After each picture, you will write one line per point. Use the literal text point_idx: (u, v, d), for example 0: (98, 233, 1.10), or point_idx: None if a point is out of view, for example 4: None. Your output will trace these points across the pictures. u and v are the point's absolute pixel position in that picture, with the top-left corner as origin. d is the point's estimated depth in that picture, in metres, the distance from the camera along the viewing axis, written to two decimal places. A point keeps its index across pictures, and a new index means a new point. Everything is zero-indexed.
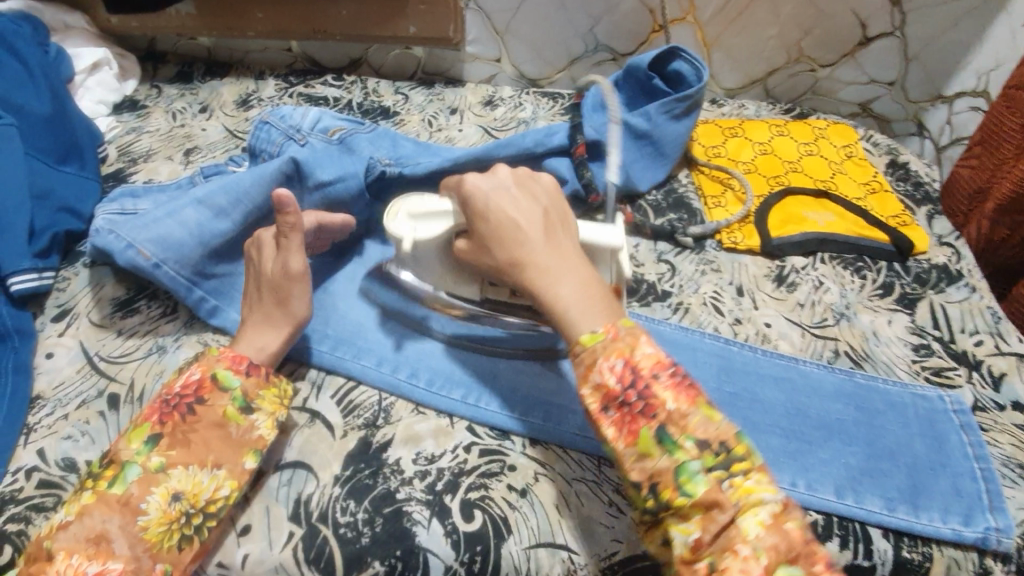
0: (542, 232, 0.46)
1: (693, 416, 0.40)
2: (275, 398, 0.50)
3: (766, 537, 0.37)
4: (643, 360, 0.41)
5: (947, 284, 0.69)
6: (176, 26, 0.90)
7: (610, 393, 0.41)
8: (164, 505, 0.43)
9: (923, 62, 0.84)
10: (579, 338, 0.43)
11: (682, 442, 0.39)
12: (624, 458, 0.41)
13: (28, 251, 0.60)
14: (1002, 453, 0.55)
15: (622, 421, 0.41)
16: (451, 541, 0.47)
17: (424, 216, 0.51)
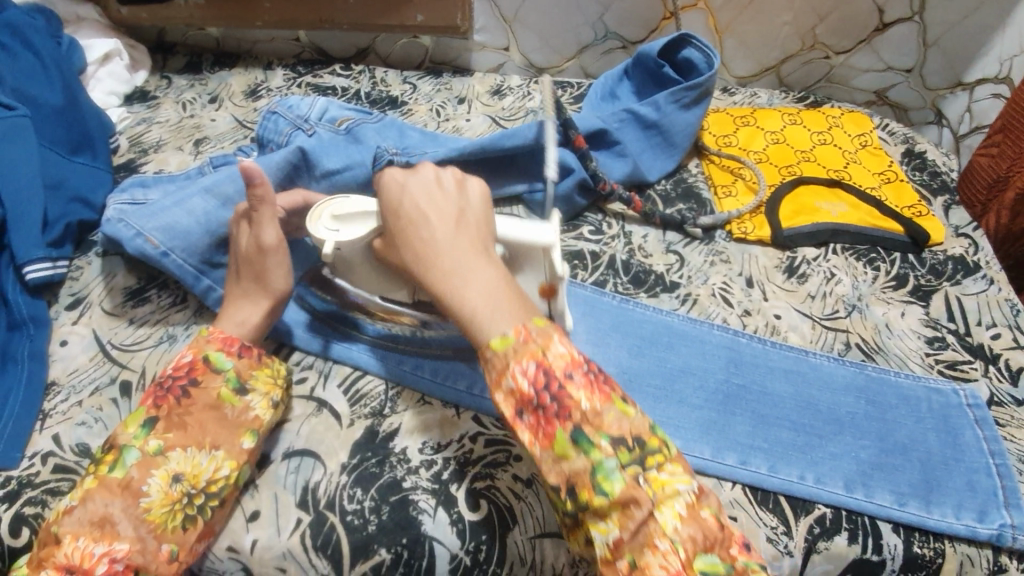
0: (456, 232, 0.44)
1: (607, 413, 0.40)
2: (269, 377, 0.50)
3: (683, 529, 0.38)
4: (554, 361, 0.40)
5: (964, 275, 0.68)
6: (185, 16, 0.90)
7: (523, 397, 0.40)
8: (166, 486, 0.44)
9: (943, 48, 0.82)
10: (490, 342, 0.41)
11: (599, 443, 0.39)
12: (542, 462, 0.40)
13: (42, 240, 0.61)
14: (1018, 449, 0.55)
15: (537, 424, 0.40)
16: (457, 530, 0.47)
17: (348, 220, 0.48)
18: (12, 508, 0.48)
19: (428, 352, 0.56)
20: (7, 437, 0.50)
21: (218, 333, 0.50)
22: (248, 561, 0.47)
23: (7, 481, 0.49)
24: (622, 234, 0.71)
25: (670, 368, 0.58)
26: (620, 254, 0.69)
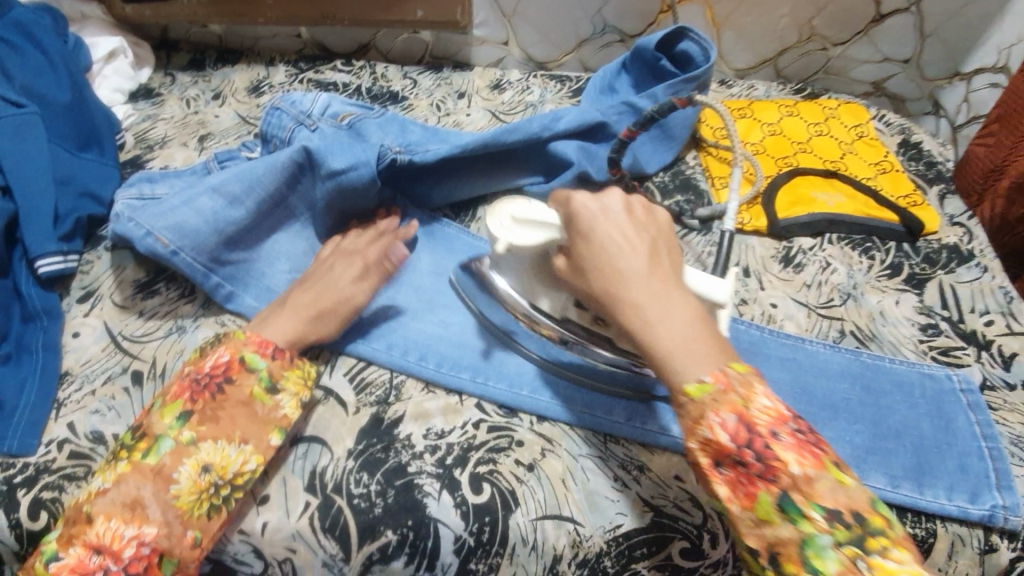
0: (647, 266, 0.43)
1: (819, 481, 0.37)
2: (299, 378, 0.52)
3: None
4: (758, 416, 0.38)
5: (958, 263, 0.69)
6: (188, 13, 0.91)
7: (723, 451, 0.38)
8: (195, 475, 0.46)
9: (941, 38, 0.83)
10: (683, 387, 0.40)
11: (809, 513, 0.36)
12: (739, 521, 0.39)
13: (53, 234, 0.62)
14: (1011, 433, 0.56)
15: (736, 480, 0.38)
16: (461, 512, 0.48)
17: (524, 223, 0.50)
18: (31, 493, 0.49)
19: (581, 381, 0.56)
20: (23, 425, 0.52)
21: (253, 335, 0.52)
22: (259, 542, 0.49)
23: (25, 468, 0.50)
24: None
25: None
26: None
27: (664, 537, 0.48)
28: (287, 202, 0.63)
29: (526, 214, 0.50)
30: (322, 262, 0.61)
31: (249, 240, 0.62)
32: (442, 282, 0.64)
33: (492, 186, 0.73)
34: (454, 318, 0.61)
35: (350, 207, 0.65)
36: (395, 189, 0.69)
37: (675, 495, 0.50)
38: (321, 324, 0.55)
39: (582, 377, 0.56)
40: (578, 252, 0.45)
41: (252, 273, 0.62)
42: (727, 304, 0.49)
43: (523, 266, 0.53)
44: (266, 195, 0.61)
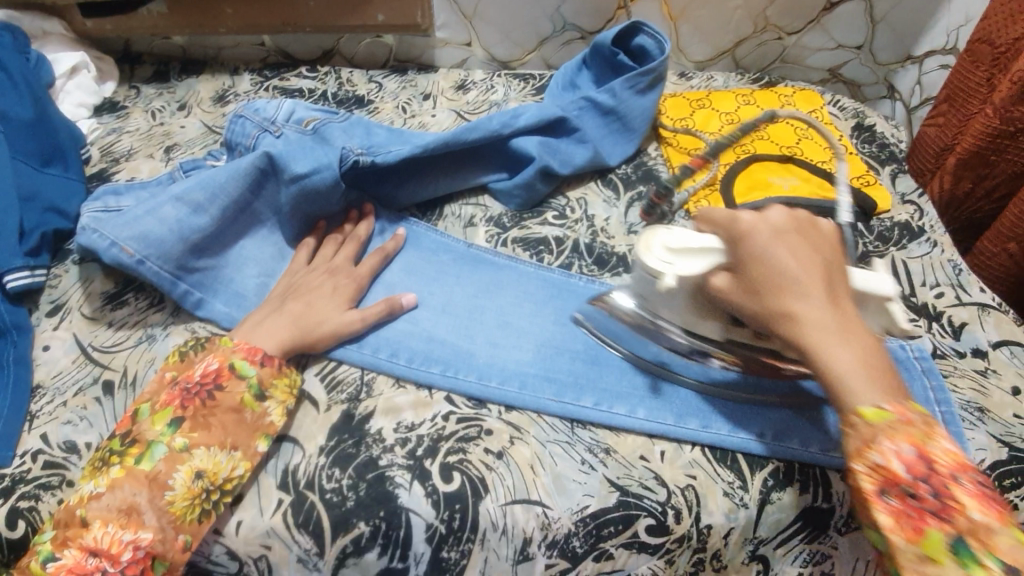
0: (826, 292, 0.45)
1: (1001, 535, 0.38)
2: (286, 386, 0.53)
3: None
4: (939, 456, 0.40)
5: (909, 240, 0.71)
6: (150, 26, 0.91)
7: (893, 478, 0.40)
8: (189, 481, 0.47)
9: (890, 24, 0.86)
10: (860, 408, 0.41)
11: (985, 560, 0.37)
12: (901, 553, 0.39)
13: (19, 250, 0.62)
14: (961, 399, 0.58)
15: (903, 511, 0.39)
16: (432, 501, 0.50)
17: (685, 253, 0.50)
18: (7, 504, 0.50)
19: (751, 397, 0.56)
20: None
21: (231, 346, 0.53)
22: (235, 542, 0.49)
23: (1, 479, 0.51)
24: (584, 218, 0.73)
25: None
26: (583, 238, 0.70)
27: (631, 515, 0.50)
28: (253, 207, 0.64)
29: (685, 243, 0.50)
30: (300, 274, 0.62)
31: (216, 247, 0.62)
32: (412, 280, 0.66)
33: (458, 184, 0.74)
34: (423, 313, 0.62)
35: (317, 209, 0.66)
36: (361, 191, 0.70)
37: (640, 474, 0.52)
38: (294, 326, 0.56)
39: (748, 395, 0.56)
40: (749, 274, 0.46)
41: (220, 280, 0.62)
42: (896, 298, 0.50)
43: (671, 300, 0.53)
44: (231, 202, 0.62)
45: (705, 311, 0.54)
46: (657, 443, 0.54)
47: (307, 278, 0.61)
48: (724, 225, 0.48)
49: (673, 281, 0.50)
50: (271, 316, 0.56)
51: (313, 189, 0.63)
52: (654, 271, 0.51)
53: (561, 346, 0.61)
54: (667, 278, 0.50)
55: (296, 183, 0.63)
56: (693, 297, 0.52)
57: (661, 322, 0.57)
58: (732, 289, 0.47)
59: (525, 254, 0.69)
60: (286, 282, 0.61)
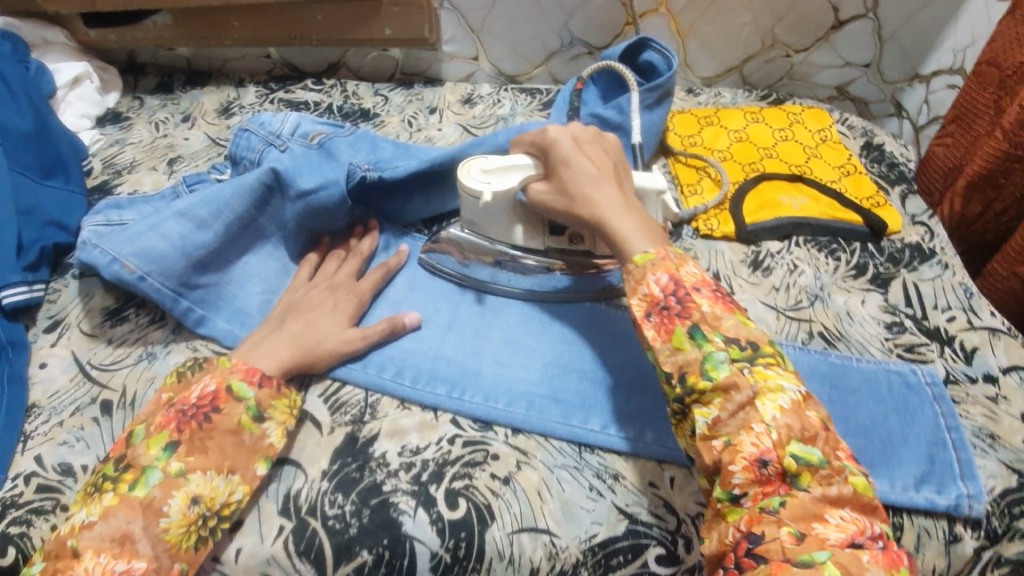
0: (612, 180, 0.54)
1: (726, 319, 0.46)
2: (287, 407, 0.52)
3: (782, 418, 0.42)
4: (687, 276, 0.47)
5: (920, 262, 0.70)
6: (154, 37, 0.91)
7: (654, 299, 0.47)
8: (185, 507, 0.46)
9: (899, 42, 0.85)
10: (632, 257, 0.50)
11: (711, 337, 0.45)
12: (659, 353, 0.46)
13: (17, 265, 0.61)
14: (972, 425, 0.57)
15: (661, 323, 0.47)
16: (437, 529, 0.48)
17: (500, 171, 0.59)
18: None
19: (569, 298, 0.64)
20: None
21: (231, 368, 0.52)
22: (233, 569, 0.48)
23: None
24: None
25: (643, 366, 0.59)
26: None
27: (641, 544, 0.49)
28: (257, 223, 0.63)
29: (499, 164, 0.59)
30: (305, 291, 0.61)
31: (218, 263, 0.61)
32: (417, 298, 0.65)
33: None
34: (428, 331, 0.61)
35: (321, 225, 0.65)
36: (367, 208, 0.69)
37: (650, 501, 0.50)
38: (299, 346, 0.55)
39: (565, 296, 0.64)
40: (558, 176, 0.56)
41: (223, 297, 0.61)
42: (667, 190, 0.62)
43: (498, 214, 0.61)
44: (234, 217, 0.61)
45: (534, 218, 0.62)
46: (666, 469, 0.52)
47: (313, 295, 0.60)
48: (534, 141, 0.58)
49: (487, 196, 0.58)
50: (274, 336, 0.56)
51: (318, 206, 0.62)
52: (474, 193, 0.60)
53: (569, 365, 0.59)
54: (483, 195, 0.59)
55: (301, 199, 0.62)
56: (514, 210, 0.61)
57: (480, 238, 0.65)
58: (547, 193, 0.57)
59: None
60: (290, 298, 0.60)
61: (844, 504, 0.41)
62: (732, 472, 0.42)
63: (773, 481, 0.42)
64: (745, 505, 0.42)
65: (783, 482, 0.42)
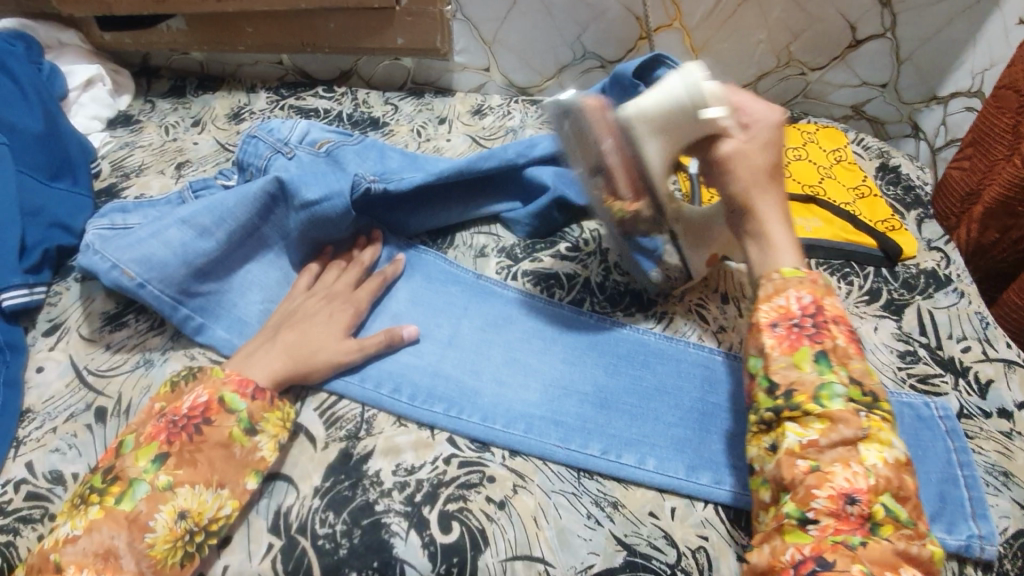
0: (777, 183, 0.53)
1: (856, 359, 0.46)
2: (279, 420, 0.52)
3: (881, 469, 0.43)
4: (829, 305, 0.48)
5: (935, 289, 0.68)
6: (168, 41, 0.92)
7: (788, 314, 0.48)
8: (171, 522, 0.45)
9: (917, 63, 0.82)
10: (780, 267, 0.51)
11: (837, 369, 0.45)
12: (774, 361, 0.47)
13: (18, 267, 0.61)
14: (985, 461, 0.55)
15: (786, 336, 0.47)
16: (428, 553, 0.47)
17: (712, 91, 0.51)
18: None
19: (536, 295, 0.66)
20: None
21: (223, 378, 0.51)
22: None
23: None
24: (598, 252, 0.69)
25: (646, 388, 0.59)
26: (595, 276, 0.67)
27: None
28: (259, 232, 0.63)
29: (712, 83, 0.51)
30: (305, 301, 0.60)
31: (220, 271, 0.61)
32: (417, 311, 0.64)
33: (470, 213, 0.72)
34: (427, 346, 0.61)
35: (324, 235, 0.64)
36: (371, 218, 0.68)
37: (649, 532, 0.49)
38: (296, 358, 0.54)
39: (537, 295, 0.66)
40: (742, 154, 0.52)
41: (223, 305, 0.61)
42: None
43: (665, 134, 0.51)
44: (237, 226, 0.60)
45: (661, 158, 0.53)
46: (667, 499, 0.51)
47: (313, 306, 0.59)
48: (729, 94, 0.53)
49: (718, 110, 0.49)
50: (272, 347, 0.55)
51: (322, 216, 0.62)
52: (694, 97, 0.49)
53: (570, 387, 0.59)
54: (700, 102, 0.49)
55: (305, 209, 0.61)
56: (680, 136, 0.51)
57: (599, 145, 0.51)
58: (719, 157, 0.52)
59: (536, 288, 0.66)
60: (290, 308, 0.59)
61: (916, 563, 0.41)
62: (815, 496, 0.42)
63: (853, 522, 0.42)
64: (813, 532, 0.42)
65: (862, 526, 0.42)
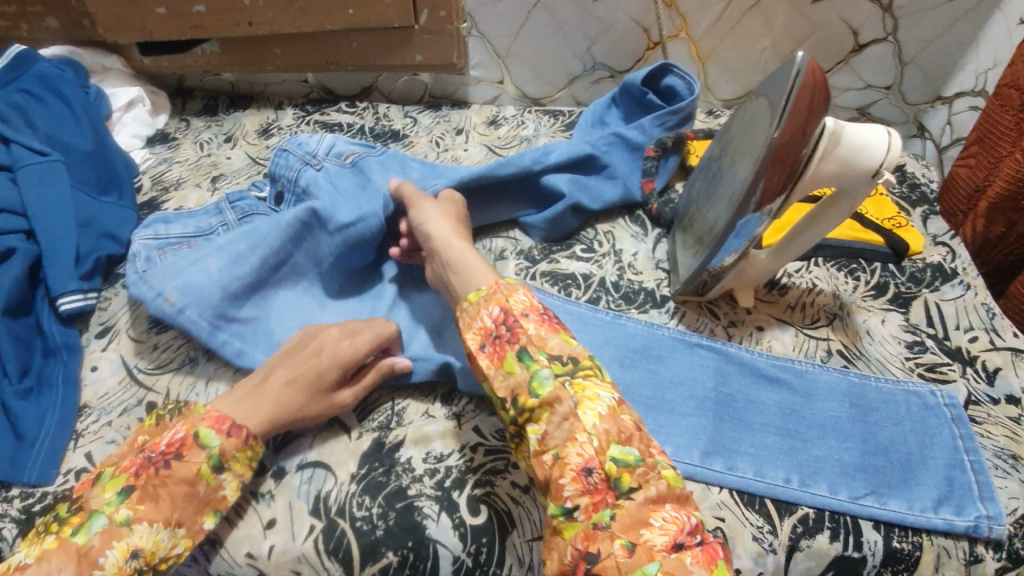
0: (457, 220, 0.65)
1: (550, 339, 0.49)
2: (248, 460, 0.51)
3: (601, 424, 0.46)
4: (515, 304, 0.51)
5: (942, 282, 0.70)
6: (203, 64, 0.97)
7: (487, 330, 0.51)
8: (122, 560, 0.44)
9: (920, 65, 0.84)
10: (469, 295, 0.54)
11: (537, 356, 0.48)
12: (495, 379, 0.49)
13: (75, 274, 0.67)
14: (994, 445, 0.56)
15: (493, 351, 0.50)
16: (459, 534, 0.50)
17: (873, 143, 0.53)
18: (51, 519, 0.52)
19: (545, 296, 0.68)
20: (43, 455, 0.55)
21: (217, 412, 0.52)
22: (265, 565, 0.50)
23: (45, 495, 0.54)
24: (612, 252, 0.73)
25: (661, 380, 0.62)
26: (610, 275, 0.71)
27: None
28: (291, 257, 0.66)
29: (871, 136, 0.54)
30: None
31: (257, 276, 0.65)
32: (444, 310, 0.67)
33: (487, 219, 0.76)
34: (452, 344, 0.64)
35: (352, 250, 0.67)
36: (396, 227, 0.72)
37: None
38: None
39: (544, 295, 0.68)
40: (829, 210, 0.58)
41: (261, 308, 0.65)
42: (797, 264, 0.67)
43: (835, 154, 0.53)
44: (266, 252, 0.64)
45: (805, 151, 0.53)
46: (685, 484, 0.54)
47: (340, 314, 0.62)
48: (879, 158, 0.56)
49: (893, 178, 0.55)
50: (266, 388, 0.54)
51: (355, 238, 0.66)
52: (886, 162, 0.54)
53: None
54: (887, 168, 0.54)
55: (341, 232, 0.66)
56: (841, 161, 0.54)
57: (787, 88, 0.51)
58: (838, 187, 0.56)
59: (553, 288, 0.69)
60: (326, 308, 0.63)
61: (664, 503, 0.44)
62: (563, 485, 0.44)
63: (600, 490, 0.44)
64: (579, 519, 0.44)
65: (610, 490, 0.44)
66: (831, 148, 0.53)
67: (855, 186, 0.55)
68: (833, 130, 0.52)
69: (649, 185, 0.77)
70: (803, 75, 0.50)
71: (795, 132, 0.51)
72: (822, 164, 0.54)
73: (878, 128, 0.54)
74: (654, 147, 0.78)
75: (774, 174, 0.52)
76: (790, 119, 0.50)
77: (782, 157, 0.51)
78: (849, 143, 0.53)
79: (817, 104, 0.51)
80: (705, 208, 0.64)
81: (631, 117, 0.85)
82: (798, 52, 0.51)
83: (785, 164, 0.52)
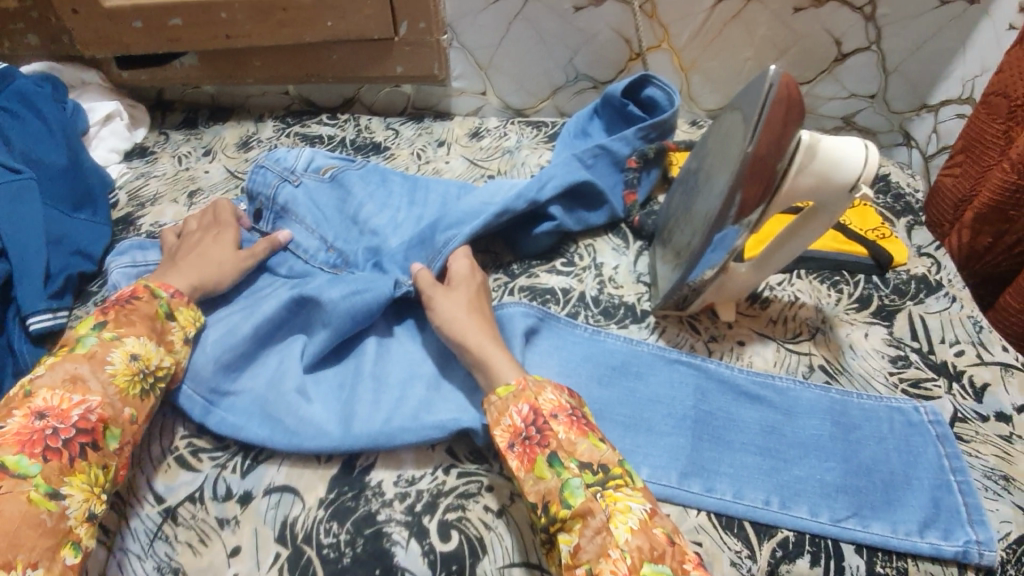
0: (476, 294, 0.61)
1: (582, 444, 0.48)
2: (192, 317, 0.58)
3: (633, 540, 0.43)
4: (544, 403, 0.50)
5: (926, 294, 0.69)
6: (182, 77, 0.97)
7: (516, 430, 0.50)
8: (126, 360, 0.51)
9: (904, 74, 0.83)
10: (497, 388, 0.52)
11: (568, 464, 0.47)
12: (524, 483, 0.48)
13: (43, 292, 0.66)
14: (982, 465, 0.55)
15: (523, 452, 0.49)
16: (428, 561, 0.49)
17: (850, 157, 0.52)
18: None
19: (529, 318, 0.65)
20: None
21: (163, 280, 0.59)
22: None
23: None
24: (592, 265, 0.72)
25: (639, 399, 0.60)
26: (590, 289, 0.70)
27: None
28: (289, 326, 0.61)
29: (847, 150, 0.52)
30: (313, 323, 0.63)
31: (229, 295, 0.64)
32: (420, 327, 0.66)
33: None
34: None
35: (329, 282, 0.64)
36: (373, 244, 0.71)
37: None
38: None
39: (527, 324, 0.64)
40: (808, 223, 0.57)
41: None
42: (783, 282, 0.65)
43: (811, 169, 0.52)
44: (264, 319, 0.59)
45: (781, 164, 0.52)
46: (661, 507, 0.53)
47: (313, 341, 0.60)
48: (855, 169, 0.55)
49: (871, 192, 0.54)
50: (180, 261, 0.62)
51: (362, 308, 0.60)
52: (862, 175, 0.53)
53: None
54: (864, 181, 0.53)
55: (345, 299, 0.59)
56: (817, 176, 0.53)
57: (760, 100, 0.50)
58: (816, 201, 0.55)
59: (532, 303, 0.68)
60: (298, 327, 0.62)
61: None
62: None
63: None
64: None
65: None
66: (806, 163, 0.52)
67: (832, 200, 0.54)
68: (807, 145, 0.51)
69: (630, 197, 0.77)
70: (777, 88, 0.49)
71: (771, 146, 0.50)
72: (798, 179, 0.52)
73: (854, 140, 0.53)
74: (636, 158, 0.77)
75: (751, 188, 0.52)
76: (765, 133, 0.49)
77: (758, 170, 0.51)
78: (825, 157, 0.52)
79: (793, 117, 0.50)
80: (683, 222, 0.63)
81: (612, 129, 0.85)
82: (772, 65, 0.51)
83: (761, 178, 0.51)
